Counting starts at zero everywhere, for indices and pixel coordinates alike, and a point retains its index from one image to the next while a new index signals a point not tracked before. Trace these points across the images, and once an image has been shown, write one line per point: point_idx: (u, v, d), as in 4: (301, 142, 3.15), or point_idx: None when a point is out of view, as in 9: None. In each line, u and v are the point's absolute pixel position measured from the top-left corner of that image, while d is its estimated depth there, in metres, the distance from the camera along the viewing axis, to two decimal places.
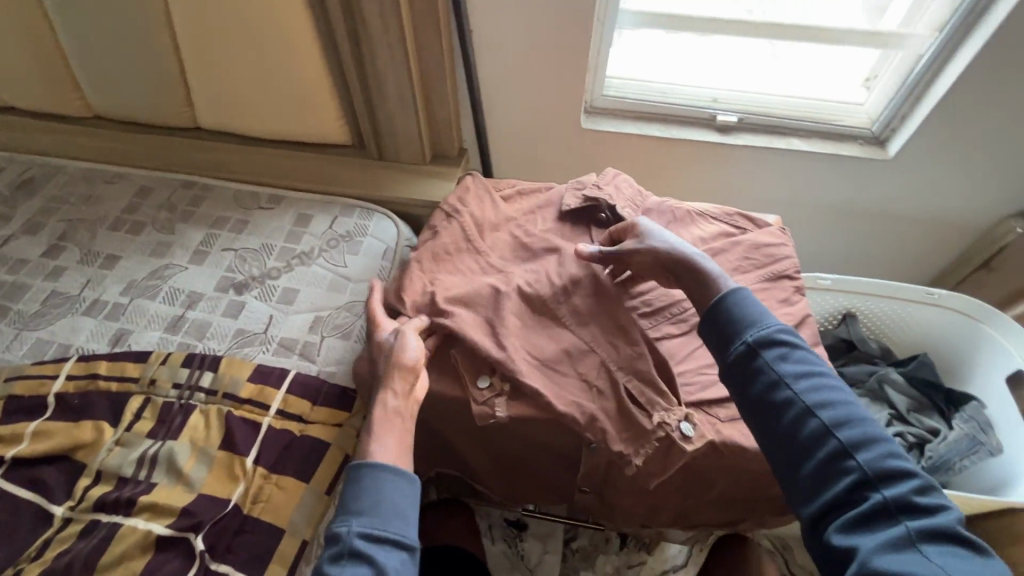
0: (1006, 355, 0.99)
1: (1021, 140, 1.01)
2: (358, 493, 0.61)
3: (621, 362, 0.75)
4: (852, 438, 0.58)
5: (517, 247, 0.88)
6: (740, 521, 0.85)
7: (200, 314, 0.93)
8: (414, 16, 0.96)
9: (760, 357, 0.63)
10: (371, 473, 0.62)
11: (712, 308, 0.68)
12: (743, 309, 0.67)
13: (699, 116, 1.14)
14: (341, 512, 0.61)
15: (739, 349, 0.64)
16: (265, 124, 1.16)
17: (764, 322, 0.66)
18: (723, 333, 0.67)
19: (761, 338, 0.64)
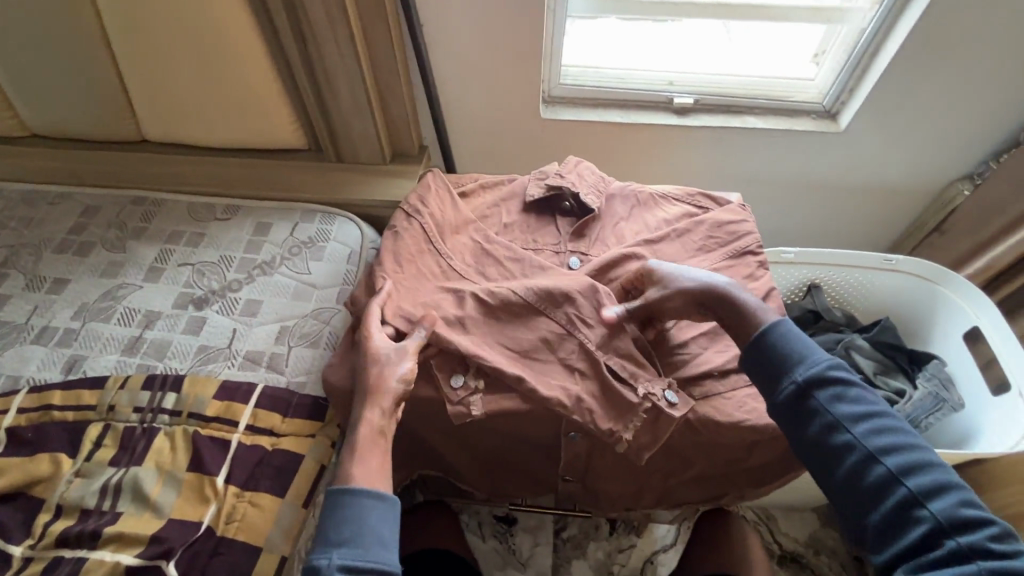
0: (963, 313, 1.03)
1: (963, 106, 1.04)
2: (339, 523, 0.60)
3: (598, 343, 0.74)
4: (920, 482, 0.58)
5: (478, 241, 0.86)
6: (722, 496, 0.86)
7: (159, 333, 0.89)
8: (362, 12, 0.94)
9: (815, 398, 0.63)
10: (351, 501, 0.61)
11: (756, 344, 0.68)
12: (790, 345, 0.67)
13: (657, 99, 1.15)
14: (320, 546, 0.59)
15: (790, 389, 0.64)
16: (215, 132, 1.12)
17: (812, 359, 0.66)
18: (771, 371, 0.66)
19: (812, 377, 0.64)
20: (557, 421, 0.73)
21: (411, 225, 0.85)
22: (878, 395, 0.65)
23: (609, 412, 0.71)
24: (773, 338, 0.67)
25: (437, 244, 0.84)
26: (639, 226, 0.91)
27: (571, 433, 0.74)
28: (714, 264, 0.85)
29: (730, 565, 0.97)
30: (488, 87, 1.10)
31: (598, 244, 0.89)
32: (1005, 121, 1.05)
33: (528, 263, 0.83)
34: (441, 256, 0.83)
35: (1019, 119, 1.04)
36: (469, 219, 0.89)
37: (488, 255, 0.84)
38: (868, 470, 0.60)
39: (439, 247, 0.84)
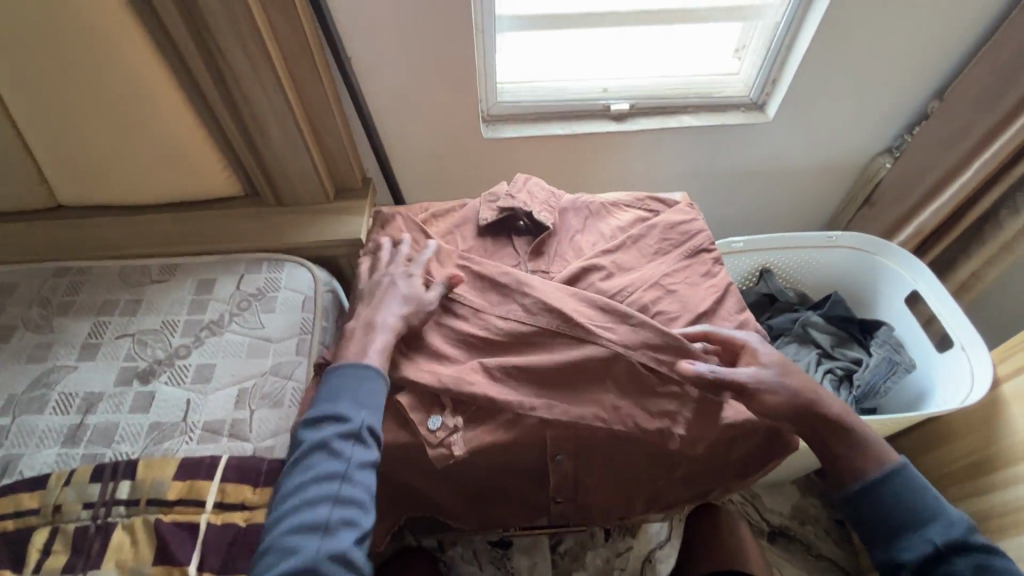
0: (904, 279, 1.09)
1: (874, 85, 1.11)
2: (365, 394, 0.70)
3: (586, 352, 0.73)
4: None
5: (462, 265, 0.84)
6: (711, 492, 0.87)
7: (103, 417, 0.82)
8: (284, 47, 0.91)
9: (952, 564, 0.67)
10: (375, 380, 0.71)
11: (885, 494, 0.71)
12: (923, 503, 0.70)
13: (594, 108, 1.17)
14: (350, 402, 0.69)
15: (927, 549, 0.68)
16: (141, 189, 1.05)
17: (940, 517, 0.69)
18: (903, 525, 0.70)
19: (949, 541, 0.67)
20: (541, 447, 0.72)
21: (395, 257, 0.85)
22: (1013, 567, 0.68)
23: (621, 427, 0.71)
24: (896, 489, 0.70)
25: (417, 269, 0.81)
26: (595, 235, 0.92)
27: (557, 455, 0.73)
28: (673, 266, 0.86)
29: (725, 555, 0.99)
30: (426, 112, 1.09)
31: (558, 259, 0.88)
32: (912, 96, 1.13)
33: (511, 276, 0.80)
34: (422, 281, 0.81)
35: (924, 93, 1.12)
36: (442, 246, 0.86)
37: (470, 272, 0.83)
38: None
39: (418, 272, 0.81)
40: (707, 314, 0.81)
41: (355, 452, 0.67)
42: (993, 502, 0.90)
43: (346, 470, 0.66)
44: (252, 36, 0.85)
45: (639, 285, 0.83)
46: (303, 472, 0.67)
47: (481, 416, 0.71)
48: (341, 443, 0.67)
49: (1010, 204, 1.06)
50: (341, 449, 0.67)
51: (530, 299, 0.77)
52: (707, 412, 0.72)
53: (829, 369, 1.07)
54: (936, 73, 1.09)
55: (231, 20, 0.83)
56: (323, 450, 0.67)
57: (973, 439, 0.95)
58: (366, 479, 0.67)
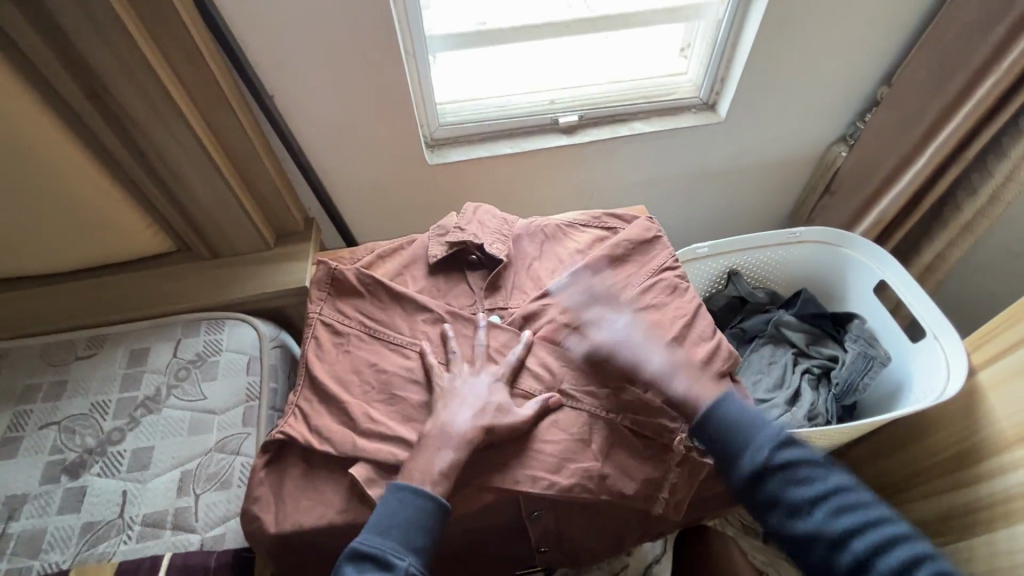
0: (870, 270, 1.08)
1: (822, 76, 1.09)
2: (398, 529, 0.62)
3: (602, 328, 0.76)
4: (800, 486, 0.65)
5: (429, 314, 0.80)
6: (700, 518, 0.84)
7: (28, 523, 0.74)
8: (194, 95, 0.84)
9: (776, 481, 0.65)
10: (434, 512, 0.63)
11: (732, 435, 0.68)
12: (737, 430, 0.68)
13: (542, 122, 1.12)
14: (398, 542, 0.62)
15: (751, 477, 0.66)
16: (57, 257, 0.95)
17: (759, 428, 0.68)
18: (736, 444, 0.68)
19: (779, 459, 0.66)
20: (512, 508, 0.68)
21: (345, 320, 0.80)
22: (814, 463, 0.66)
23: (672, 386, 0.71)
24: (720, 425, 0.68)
25: (361, 335, 0.79)
26: (554, 263, 0.87)
27: (534, 512, 0.69)
28: (637, 289, 0.82)
29: None
30: (365, 145, 1.02)
31: (516, 293, 0.83)
32: (860, 84, 1.11)
33: (466, 321, 0.80)
34: (366, 348, 0.78)
35: (871, 80, 1.11)
36: (405, 292, 0.81)
37: (435, 317, 0.80)
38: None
39: (360, 334, 0.79)
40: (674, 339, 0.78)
41: None
42: (978, 493, 0.89)
43: None
44: (155, 87, 0.78)
45: (602, 315, 0.79)
46: None
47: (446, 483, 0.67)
48: None
49: (967, 185, 1.05)
50: None
51: (494, 348, 0.77)
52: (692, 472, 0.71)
53: (805, 370, 1.05)
54: (880, 60, 1.08)
55: (129, 74, 0.76)
56: None
57: (952, 430, 0.94)
58: None
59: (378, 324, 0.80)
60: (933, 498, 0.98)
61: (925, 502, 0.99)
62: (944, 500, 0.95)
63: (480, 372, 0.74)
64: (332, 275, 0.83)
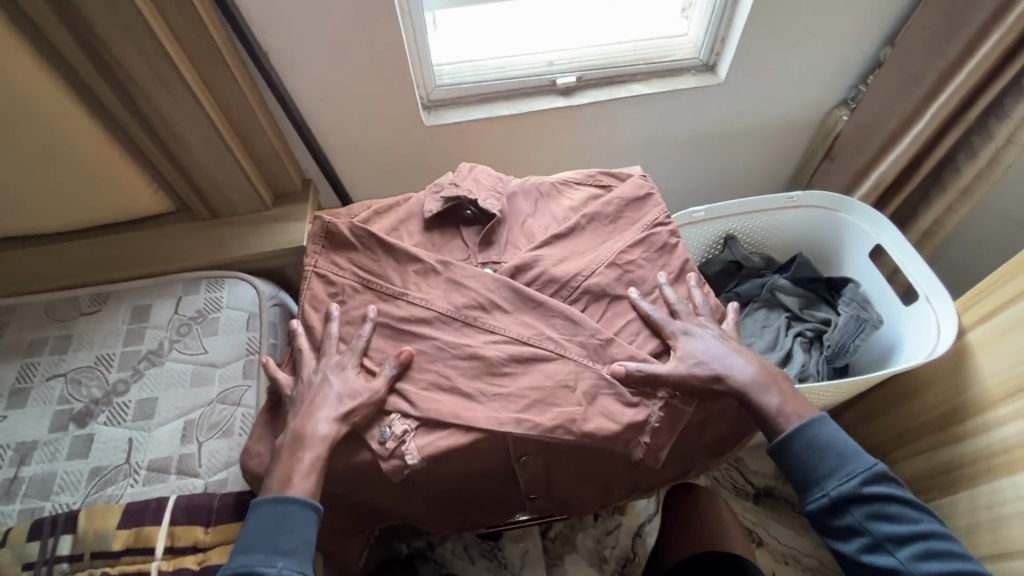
0: (866, 233, 1.08)
1: (824, 36, 1.07)
2: (293, 534, 0.66)
3: (696, 339, 0.77)
4: (896, 527, 0.72)
5: (423, 262, 0.80)
6: (689, 471, 0.87)
7: (39, 467, 0.77)
8: (188, 51, 0.83)
9: (859, 515, 0.72)
10: (295, 517, 0.67)
11: (796, 460, 0.75)
12: (818, 462, 0.74)
13: (540, 83, 1.11)
14: (264, 552, 0.66)
15: (827, 503, 0.73)
16: (59, 217, 0.96)
17: (849, 460, 0.74)
18: (815, 473, 0.74)
19: (860, 497, 0.73)
20: (500, 450, 0.70)
21: (340, 272, 0.82)
22: (914, 506, 0.73)
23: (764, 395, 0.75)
24: (808, 454, 0.74)
25: (358, 287, 0.80)
26: (550, 219, 0.88)
27: (523, 457, 0.71)
28: (629, 243, 0.83)
29: (698, 539, 0.98)
30: (361, 106, 1.02)
31: (509, 250, 0.84)
32: (863, 45, 1.09)
33: (458, 267, 0.79)
34: (363, 302, 0.80)
35: (875, 40, 1.09)
36: (398, 244, 0.81)
37: (427, 268, 0.80)
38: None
39: (358, 285, 0.80)
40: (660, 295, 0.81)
41: None
42: (963, 450, 0.91)
43: None
44: (150, 41, 0.78)
45: (593, 268, 0.81)
46: None
47: (434, 422, 0.70)
48: None
49: (967, 148, 1.04)
50: None
51: (484, 296, 0.77)
52: (675, 418, 0.73)
53: (798, 333, 1.06)
54: (885, 20, 1.05)
55: (123, 28, 0.76)
56: None
57: (940, 391, 0.95)
58: None
59: (372, 276, 0.81)
60: (921, 457, 1.00)
61: (912, 460, 1.02)
62: (932, 458, 0.98)
63: (470, 321, 0.76)
64: (327, 229, 0.83)
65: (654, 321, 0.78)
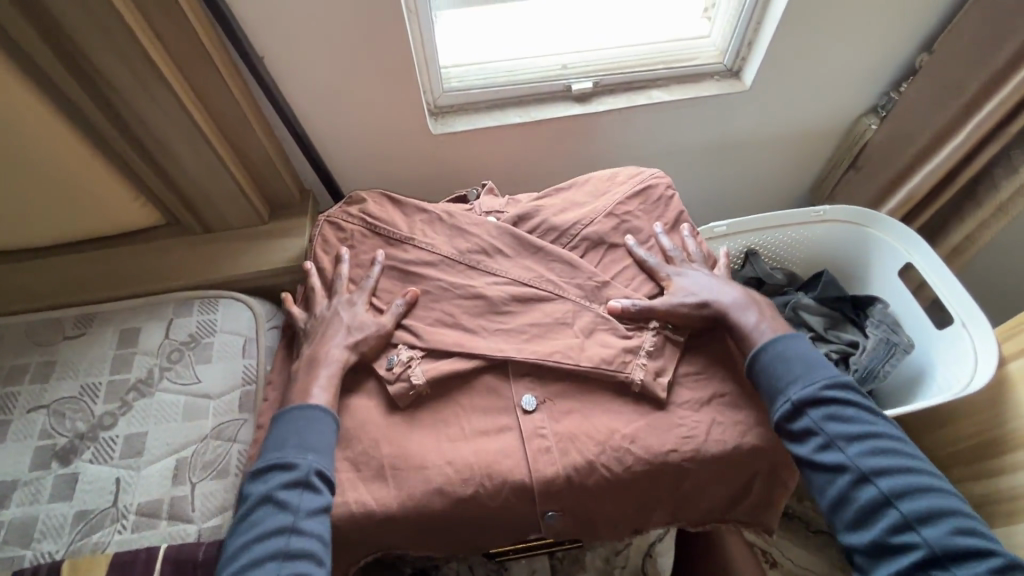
0: (895, 251, 1.02)
1: (856, 42, 1.00)
2: (317, 434, 0.67)
3: (685, 276, 0.78)
4: (854, 430, 0.66)
5: (426, 210, 0.83)
6: (741, 497, 0.71)
7: (19, 510, 0.72)
8: (176, 56, 0.77)
9: (816, 417, 0.66)
10: (324, 420, 0.68)
11: (760, 367, 0.70)
12: (779, 367, 0.69)
13: (553, 89, 1.04)
14: (296, 446, 0.65)
15: (785, 408, 0.67)
16: (38, 231, 0.90)
17: (809, 364, 0.70)
18: (776, 378, 0.69)
19: (816, 398, 0.67)
20: (504, 384, 0.72)
21: (349, 218, 0.84)
22: (868, 414, 0.68)
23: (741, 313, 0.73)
24: (774, 361, 0.69)
25: (365, 231, 0.83)
26: (560, 202, 0.86)
27: (548, 513, 0.67)
28: (627, 193, 0.85)
29: None
30: (364, 113, 0.95)
31: (509, 206, 0.87)
32: (897, 50, 1.03)
33: (461, 214, 0.82)
34: (369, 253, 0.82)
35: (911, 45, 1.02)
36: (405, 198, 0.86)
37: (432, 217, 0.83)
38: (892, 533, 0.61)
39: (365, 229, 0.83)
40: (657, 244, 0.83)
41: (304, 501, 0.62)
42: (999, 485, 0.87)
43: (293, 522, 0.61)
44: (133, 47, 0.71)
45: (592, 218, 0.83)
46: (250, 530, 0.62)
47: (438, 351, 0.72)
48: (288, 493, 0.63)
49: (1006, 163, 0.98)
50: (287, 499, 0.62)
51: (487, 242, 0.80)
52: (671, 349, 0.73)
53: (823, 355, 1.00)
54: (922, 25, 0.99)
55: (104, 34, 0.69)
56: (269, 504, 0.63)
57: (975, 421, 0.91)
58: (319, 529, 0.62)
59: (377, 221, 0.83)
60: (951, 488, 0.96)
61: None
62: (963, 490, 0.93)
63: (474, 263, 0.79)
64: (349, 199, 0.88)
65: (649, 265, 0.80)
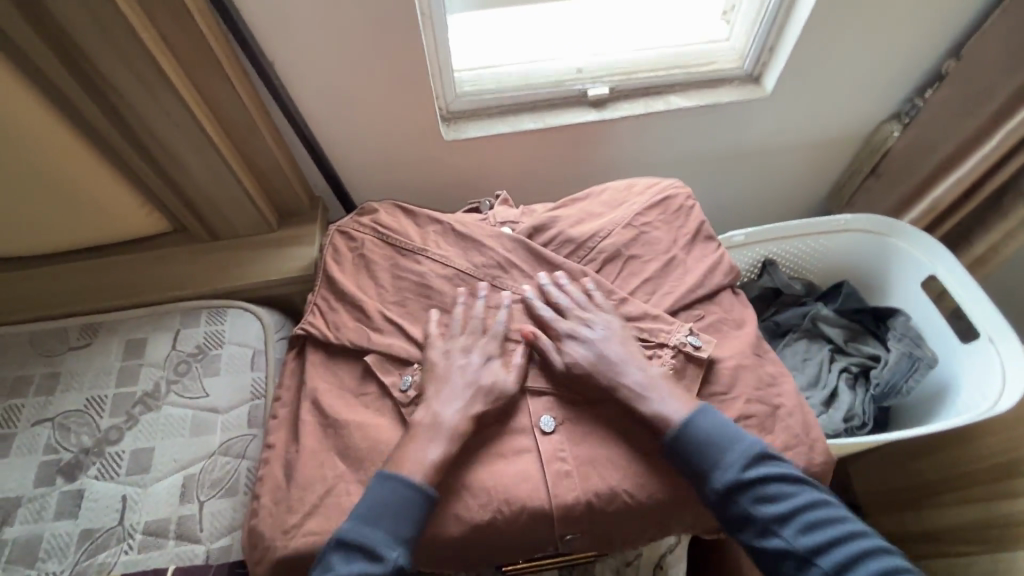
0: (918, 262, 1.00)
1: (881, 47, 0.98)
2: (408, 518, 0.61)
3: (581, 343, 0.70)
4: (783, 509, 0.61)
5: (439, 221, 0.82)
6: None
7: (23, 528, 0.70)
8: (183, 61, 0.74)
9: (746, 502, 0.62)
10: (420, 501, 0.61)
11: (672, 452, 0.64)
12: (703, 449, 0.63)
13: (568, 94, 1.02)
14: (383, 532, 0.60)
15: (715, 496, 0.63)
16: (42, 239, 0.88)
17: (725, 445, 0.64)
18: (700, 464, 0.63)
19: (741, 481, 0.62)
20: (522, 405, 0.70)
21: (361, 228, 0.83)
22: (803, 481, 0.63)
23: (645, 403, 0.66)
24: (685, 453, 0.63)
25: (378, 243, 0.81)
26: (577, 212, 0.84)
27: (568, 535, 0.65)
28: (645, 204, 0.83)
29: None
30: (375, 119, 0.93)
31: (523, 216, 0.85)
32: (922, 56, 1.00)
33: (474, 227, 0.80)
34: (383, 265, 0.80)
35: (938, 50, 0.99)
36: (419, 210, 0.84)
37: (445, 229, 0.82)
38: None
39: (378, 240, 0.81)
40: (677, 256, 0.80)
41: None
42: None
43: None
44: (140, 52, 0.69)
45: (610, 230, 0.81)
46: None
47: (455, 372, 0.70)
48: None
49: None
50: None
51: (502, 256, 0.78)
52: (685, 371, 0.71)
53: (843, 367, 0.98)
54: (950, 30, 0.96)
55: (110, 39, 0.67)
56: None
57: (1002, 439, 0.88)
58: None
59: (390, 232, 0.81)
60: None
61: (958, 508, 0.93)
62: None
63: (489, 278, 0.77)
64: (365, 210, 0.87)
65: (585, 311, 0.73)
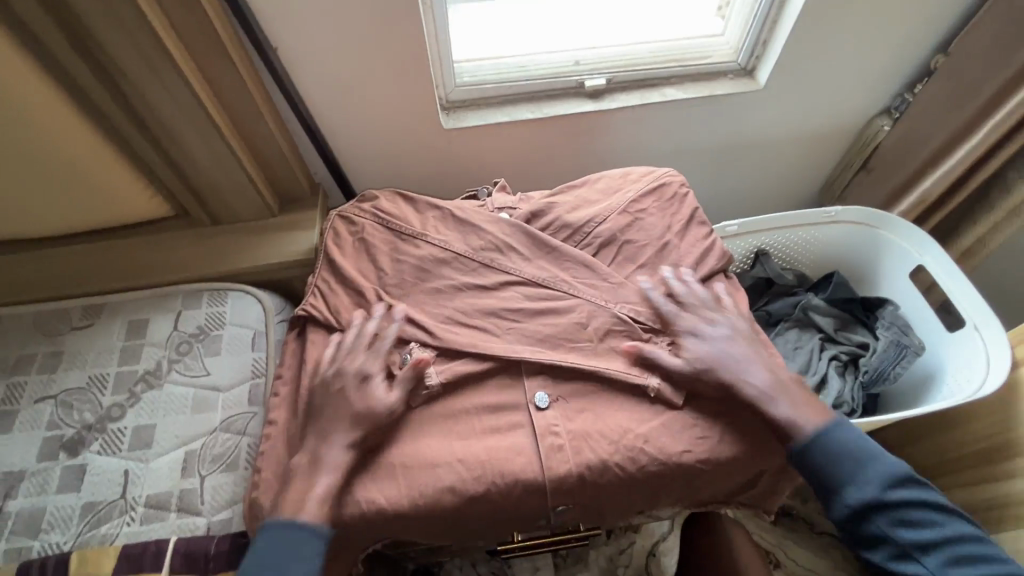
0: (907, 253, 1.02)
1: (872, 42, 1.00)
2: (301, 559, 0.62)
3: (700, 339, 0.72)
4: (921, 537, 0.65)
5: (438, 207, 0.84)
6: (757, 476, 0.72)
7: (26, 501, 0.71)
8: (189, 45, 0.76)
9: (878, 525, 0.66)
10: (309, 542, 0.62)
11: (800, 465, 0.68)
12: (834, 468, 0.67)
13: (566, 85, 1.04)
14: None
15: (847, 514, 0.67)
16: (47, 221, 0.89)
17: (864, 464, 0.67)
18: (834, 483, 0.67)
19: (878, 503, 0.66)
20: (517, 384, 0.71)
21: (361, 213, 0.84)
22: (943, 509, 0.67)
23: (773, 406, 0.68)
24: (823, 467, 0.66)
25: (378, 226, 0.83)
26: (573, 198, 0.85)
27: (558, 508, 0.67)
28: (641, 192, 0.85)
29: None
30: (376, 107, 0.94)
31: (522, 202, 0.86)
32: (912, 51, 1.02)
33: (473, 212, 0.82)
34: (381, 247, 0.81)
35: (927, 46, 1.01)
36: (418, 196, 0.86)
37: (444, 214, 0.83)
38: None
39: (377, 224, 0.83)
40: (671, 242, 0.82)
41: None
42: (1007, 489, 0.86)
43: None
44: (146, 35, 0.70)
45: (607, 216, 0.83)
46: None
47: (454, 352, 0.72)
48: None
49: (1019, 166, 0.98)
50: None
51: (499, 239, 0.79)
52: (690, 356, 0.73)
53: (833, 356, 1.00)
54: (939, 26, 0.98)
55: (117, 21, 0.68)
56: None
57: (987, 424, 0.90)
58: None
59: (389, 217, 0.83)
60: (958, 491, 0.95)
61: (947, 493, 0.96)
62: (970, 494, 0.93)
63: (487, 261, 0.78)
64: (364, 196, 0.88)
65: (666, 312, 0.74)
